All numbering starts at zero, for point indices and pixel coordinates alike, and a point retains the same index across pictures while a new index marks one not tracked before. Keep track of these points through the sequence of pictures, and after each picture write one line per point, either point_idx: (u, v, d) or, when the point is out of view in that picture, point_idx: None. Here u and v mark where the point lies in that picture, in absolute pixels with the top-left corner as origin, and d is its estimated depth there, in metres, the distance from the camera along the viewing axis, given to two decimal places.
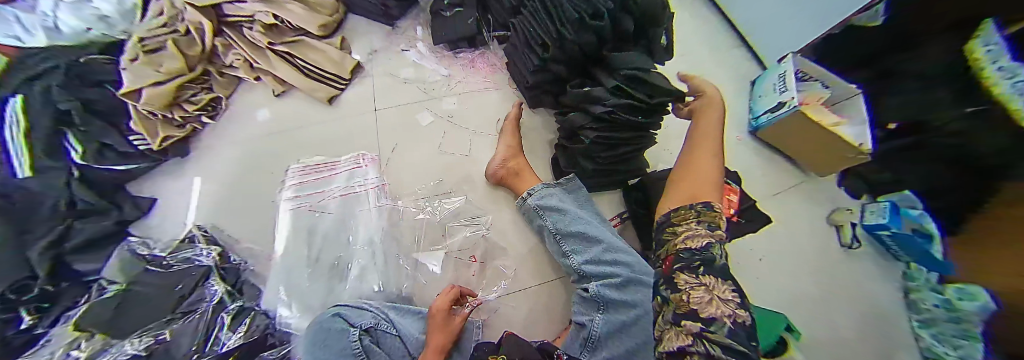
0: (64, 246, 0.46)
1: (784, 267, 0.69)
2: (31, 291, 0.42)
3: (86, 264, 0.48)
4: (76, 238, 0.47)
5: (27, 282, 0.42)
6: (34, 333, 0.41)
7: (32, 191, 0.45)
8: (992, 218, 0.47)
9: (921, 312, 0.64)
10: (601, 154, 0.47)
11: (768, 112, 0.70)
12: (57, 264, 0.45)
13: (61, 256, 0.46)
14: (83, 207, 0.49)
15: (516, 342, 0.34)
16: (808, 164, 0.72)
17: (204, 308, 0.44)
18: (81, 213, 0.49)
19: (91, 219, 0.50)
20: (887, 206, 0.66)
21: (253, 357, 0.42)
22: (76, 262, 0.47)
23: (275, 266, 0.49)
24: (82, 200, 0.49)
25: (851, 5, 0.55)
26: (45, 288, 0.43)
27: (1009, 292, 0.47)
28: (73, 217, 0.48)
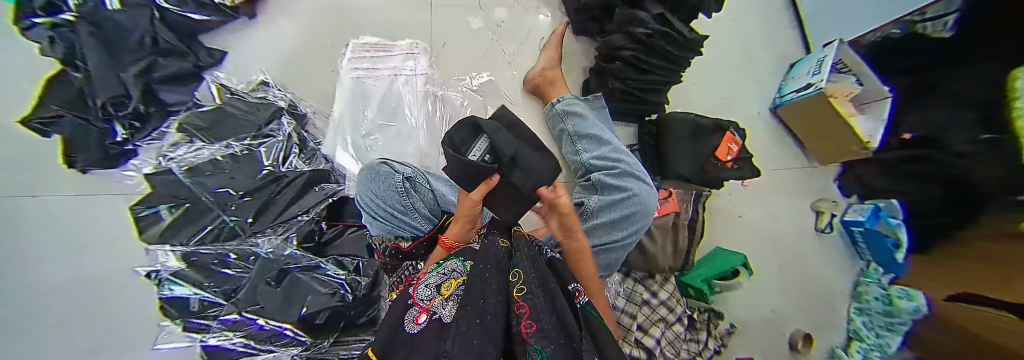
0: (153, 76, 0.50)
1: (753, 232, 0.80)
2: (125, 109, 0.47)
3: (171, 95, 0.52)
4: (163, 71, 0.51)
5: (123, 100, 0.46)
6: (125, 147, 0.51)
7: (120, 22, 0.47)
8: (992, 238, 0.50)
9: (861, 302, 0.72)
10: (633, 76, 0.58)
11: (795, 92, 0.76)
12: (149, 90, 0.49)
13: (152, 84, 0.50)
14: (165, 46, 0.52)
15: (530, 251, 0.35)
16: (814, 148, 0.80)
17: (280, 133, 0.55)
18: (164, 52, 0.52)
19: (172, 60, 0.53)
20: (871, 208, 0.73)
21: (319, 182, 0.57)
22: (161, 92, 0.51)
23: (335, 122, 0.59)
24: (164, 41, 0.52)
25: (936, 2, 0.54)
26: (137, 109, 0.49)
27: (970, 305, 0.52)
28: (157, 54, 0.51)
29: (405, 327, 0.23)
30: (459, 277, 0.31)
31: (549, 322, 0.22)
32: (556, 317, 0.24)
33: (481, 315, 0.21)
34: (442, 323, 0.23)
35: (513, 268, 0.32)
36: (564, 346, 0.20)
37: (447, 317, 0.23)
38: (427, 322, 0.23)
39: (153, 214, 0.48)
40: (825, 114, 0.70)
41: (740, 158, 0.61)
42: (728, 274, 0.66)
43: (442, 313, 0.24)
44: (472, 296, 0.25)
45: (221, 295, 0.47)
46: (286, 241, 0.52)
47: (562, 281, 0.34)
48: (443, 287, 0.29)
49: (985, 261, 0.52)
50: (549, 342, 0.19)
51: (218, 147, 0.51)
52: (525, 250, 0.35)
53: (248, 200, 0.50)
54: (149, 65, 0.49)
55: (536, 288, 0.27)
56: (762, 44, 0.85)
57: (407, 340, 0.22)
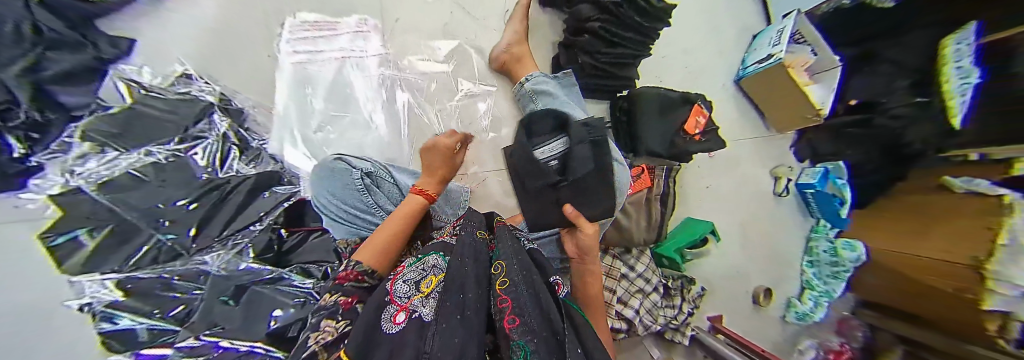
0: (43, 74, 0.39)
1: (721, 199, 0.83)
2: (16, 118, 0.37)
3: (69, 96, 0.42)
4: (56, 67, 0.40)
5: (9, 106, 0.36)
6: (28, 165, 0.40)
7: None
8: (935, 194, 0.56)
9: (812, 255, 0.80)
10: (601, 50, 0.57)
11: (756, 63, 0.78)
12: (39, 91, 0.39)
13: (42, 84, 0.39)
14: (52, 35, 0.40)
15: (510, 240, 0.35)
16: (773, 119, 0.84)
17: (214, 134, 0.48)
18: (53, 43, 0.40)
19: (64, 53, 0.41)
20: (820, 171, 0.78)
21: (268, 187, 0.50)
22: (59, 92, 0.41)
23: (279, 113, 0.54)
24: (48, 28, 0.40)
25: None
26: (30, 117, 0.38)
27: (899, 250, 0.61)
28: (43, 46, 0.39)
29: (382, 327, 0.21)
30: (439, 273, 0.29)
31: (533, 314, 0.23)
32: (538, 308, 0.24)
33: (460, 310, 0.20)
34: (422, 322, 0.21)
35: (496, 260, 0.32)
36: (548, 341, 0.21)
37: (429, 315, 0.21)
38: (407, 321, 0.21)
39: (68, 238, 0.40)
40: (784, 85, 0.73)
41: (706, 131, 0.63)
42: (699, 241, 0.70)
43: (422, 312, 0.22)
44: (449, 290, 0.23)
45: (171, 320, 0.40)
46: (240, 254, 0.46)
47: (544, 273, 0.34)
48: (423, 283, 0.27)
49: (923, 210, 0.59)
50: (531, 336, 0.20)
51: (138, 156, 0.43)
52: (506, 243, 0.34)
53: (189, 212, 0.43)
54: (36, 60, 0.38)
55: (519, 281, 0.27)
56: (727, 11, 0.85)
57: (385, 340, 0.20)
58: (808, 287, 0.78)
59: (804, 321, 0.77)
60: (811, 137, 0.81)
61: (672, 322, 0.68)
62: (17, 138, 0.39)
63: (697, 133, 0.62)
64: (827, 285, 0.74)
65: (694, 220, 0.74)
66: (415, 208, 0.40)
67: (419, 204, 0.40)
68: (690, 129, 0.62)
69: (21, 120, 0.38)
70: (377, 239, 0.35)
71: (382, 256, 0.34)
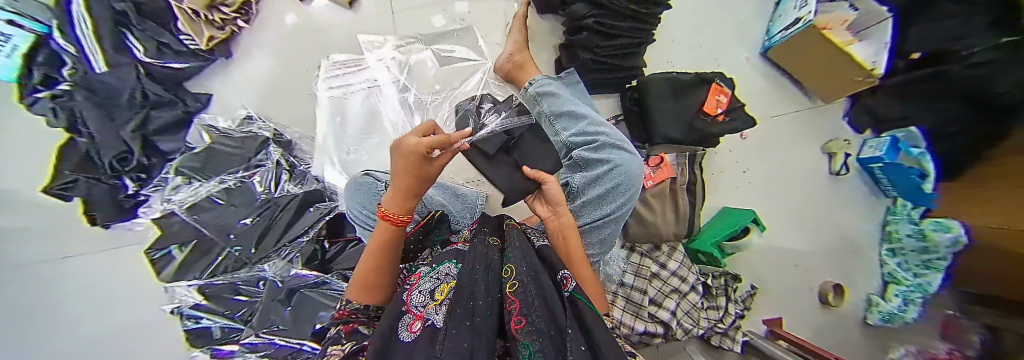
0: (148, 129, 0.52)
1: (761, 185, 0.75)
2: (130, 163, 0.50)
3: (167, 144, 0.55)
4: (156, 123, 0.53)
5: (126, 155, 0.50)
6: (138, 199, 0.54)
7: (111, 85, 0.50)
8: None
9: (891, 242, 0.68)
10: (600, 44, 0.56)
11: (782, 31, 0.71)
12: (145, 143, 0.52)
13: (147, 137, 0.52)
14: (155, 98, 0.53)
15: (520, 243, 0.34)
16: (819, 89, 0.74)
17: (268, 162, 0.57)
18: (155, 103, 0.54)
19: (163, 110, 0.54)
20: (888, 140, 0.67)
21: (311, 203, 0.57)
22: (158, 141, 0.54)
23: (319, 143, 0.61)
24: (153, 94, 0.53)
25: None
26: (140, 162, 0.51)
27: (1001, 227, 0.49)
28: (150, 106, 0.53)
29: (398, 335, 0.19)
30: (452, 280, 0.28)
31: (544, 314, 0.19)
32: (548, 308, 0.20)
33: (470, 316, 0.18)
34: (433, 328, 0.19)
35: (506, 265, 0.29)
36: (557, 339, 0.15)
37: (441, 323, 0.20)
38: (420, 330, 0.19)
39: (166, 254, 0.50)
40: (820, 49, 0.65)
41: (729, 110, 0.59)
42: (739, 233, 0.62)
43: (435, 318, 0.21)
44: (462, 298, 0.22)
45: (237, 320, 0.50)
46: (290, 262, 0.53)
47: (553, 271, 0.32)
48: (435, 292, 0.26)
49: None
50: (540, 336, 0.15)
51: (213, 184, 0.52)
52: (517, 248, 0.33)
53: (249, 228, 0.51)
54: (144, 118, 0.52)
55: (530, 282, 0.24)
56: None
57: (398, 351, 0.18)
58: (893, 281, 0.65)
59: (890, 323, 0.62)
60: (868, 103, 0.71)
61: (717, 325, 0.61)
62: (131, 179, 0.52)
63: (721, 113, 0.58)
64: (918, 278, 0.60)
65: (733, 211, 0.66)
66: (386, 235, 0.32)
67: (394, 232, 0.32)
68: (712, 109, 0.58)
69: (133, 165, 0.51)
70: (363, 273, 0.31)
71: (367, 288, 0.30)
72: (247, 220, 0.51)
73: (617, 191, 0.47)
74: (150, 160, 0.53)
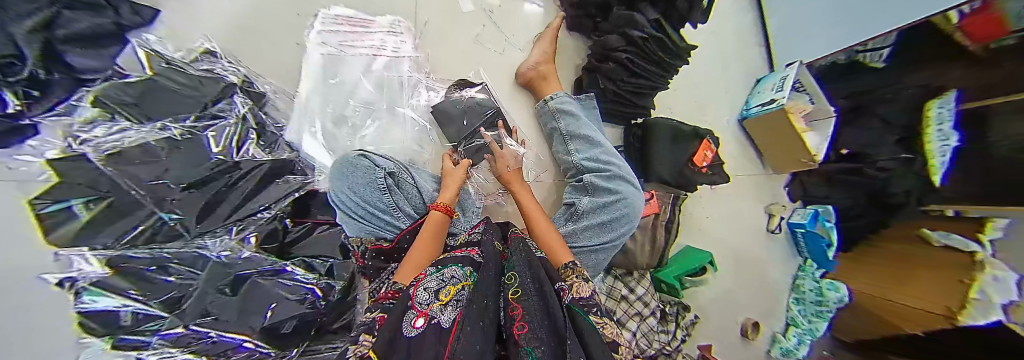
0: (55, 33, 0.38)
1: (715, 233, 0.86)
2: (19, 72, 0.34)
3: (79, 58, 0.40)
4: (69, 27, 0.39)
5: (14, 60, 0.33)
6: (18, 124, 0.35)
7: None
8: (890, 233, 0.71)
9: (797, 293, 0.86)
10: (626, 78, 0.59)
11: (759, 106, 0.83)
12: (48, 50, 0.37)
13: (52, 43, 0.37)
14: None
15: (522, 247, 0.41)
16: (772, 160, 0.89)
17: (230, 115, 0.48)
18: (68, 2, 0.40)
19: (81, 14, 0.41)
20: (811, 212, 0.85)
21: (280, 175, 0.50)
22: (69, 53, 0.39)
23: (300, 107, 0.54)
24: None
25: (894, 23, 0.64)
26: (35, 74, 0.35)
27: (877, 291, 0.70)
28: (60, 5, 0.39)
29: (402, 330, 0.27)
30: (457, 284, 0.35)
31: (540, 325, 0.27)
32: (545, 318, 0.28)
33: (481, 318, 0.27)
34: (439, 327, 0.26)
35: (508, 271, 0.37)
36: (551, 347, 0.25)
37: (446, 323, 0.27)
38: (425, 326, 0.27)
39: (65, 209, 0.32)
40: (783, 130, 0.79)
41: (714, 165, 0.65)
42: (696, 271, 0.70)
43: (440, 318, 0.28)
44: (469, 303, 0.29)
45: (158, 304, 0.36)
46: (243, 242, 0.45)
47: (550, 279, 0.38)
48: (441, 292, 0.32)
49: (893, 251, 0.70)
50: (538, 343, 0.24)
51: (150, 129, 0.41)
52: (517, 257, 0.39)
53: (194, 194, 0.40)
54: (51, 16, 0.38)
55: (533, 294, 0.32)
56: (733, 54, 0.91)
57: (406, 341, 0.26)
58: (794, 324, 0.84)
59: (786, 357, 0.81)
60: (802, 179, 0.88)
61: (667, 348, 0.67)
62: (15, 94, 0.34)
63: (704, 165, 0.63)
64: (811, 324, 0.80)
65: (692, 249, 0.75)
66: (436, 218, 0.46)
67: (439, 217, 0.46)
68: (700, 161, 0.63)
69: (24, 75, 0.34)
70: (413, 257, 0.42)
71: (411, 269, 0.41)
72: (185, 185, 0.40)
73: (615, 222, 0.49)
74: (53, 72, 0.37)
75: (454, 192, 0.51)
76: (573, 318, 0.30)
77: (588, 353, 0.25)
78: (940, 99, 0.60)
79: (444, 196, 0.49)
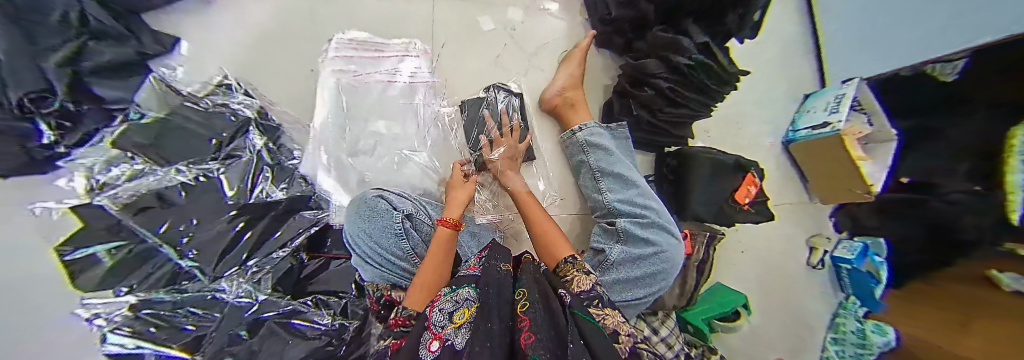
0: (84, 65, 0.38)
1: (748, 265, 0.81)
2: (51, 104, 0.34)
3: (107, 90, 0.40)
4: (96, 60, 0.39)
5: (47, 95, 0.33)
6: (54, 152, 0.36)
7: None
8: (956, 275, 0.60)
9: (836, 332, 0.77)
10: (664, 108, 0.54)
11: (808, 129, 0.75)
12: (76, 82, 0.37)
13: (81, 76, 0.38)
14: (96, 25, 0.39)
15: (532, 270, 0.37)
16: (817, 186, 0.81)
17: (246, 154, 0.47)
18: (96, 33, 0.39)
19: (106, 45, 0.40)
20: (859, 245, 0.77)
21: (294, 211, 0.49)
22: (95, 86, 0.39)
23: (315, 135, 0.52)
24: (94, 18, 0.39)
25: (957, 44, 0.56)
26: (65, 105, 0.36)
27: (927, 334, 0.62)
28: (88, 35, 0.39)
29: (419, 354, 0.23)
30: (471, 306, 0.30)
31: (546, 333, 0.23)
32: (554, 330, 0.24)
33: (488, 338, 0.22)
34: (453, 350, 0.22)
35: (518, 290, 0.33)
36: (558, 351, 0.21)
37: (460, 344, 0.23)
38: (438, 349, 0.23)
39: (89, 256, 0.33)
40: (834, 156, 0.70)
41: (756, 202, 0.58)
42: (730, 315, 0.65)
43: (455, 339, 0.24)
44: (480, 321, 0.25)
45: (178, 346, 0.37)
46: (257, 285, 0.46)
47: (555, 286, 0.35)
48: (456, 315, 0.29)
49: (954, 299, 0.60)
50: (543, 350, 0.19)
51: (166, 172, 0.41)
52: (528, 274, 0.36)
53: (207, 237, 0.39)
54: (80, 49, 0.38)
55: (537, 304, 0.28)
56: (774, 70, 0.85)
57: None
58: None
59: None
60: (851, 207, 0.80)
61: None
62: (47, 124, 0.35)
63: (746, 203, 0.57)
64: None
65: (723, 289, 0.69)
66: (444, 236, 0.44)
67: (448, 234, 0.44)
68: (742, 197, 0.57)
69: (54, 109, 0.35)
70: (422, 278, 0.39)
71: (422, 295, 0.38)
72: (188, 236, 0.38)
73: (652, 276, 0.44)
74: (81, 104, 0.38)
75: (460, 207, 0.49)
76: (578, 322, 0.26)
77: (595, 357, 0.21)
78: None
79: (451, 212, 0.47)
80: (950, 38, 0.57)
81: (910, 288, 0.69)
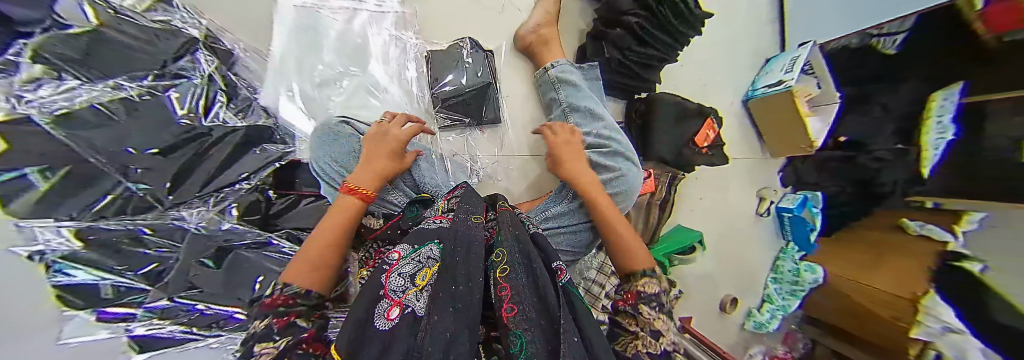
0: None
1: (704, 213, 0.88)
2: None
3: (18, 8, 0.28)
4: None
5: None
6: None
7: None
8: (851, 230, 0.77)
9: (776, 273, 0.88)
10: (635, 47, 0.59)
11: (764, 88, 0.82)
12: None
13: None
14: None
15: (510, 216, 0.43)
16: (770, 144, 0.89)
17: (195, 75, 0.45)
18: None
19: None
20: (800, 197, 0.86)
21: (255, 145, 0.48)
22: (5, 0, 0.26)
23: (272, 58, 0.50)
24: None
25: (909, 8, 0.63)
26: None
27: (841, 276, 0.74)
28: None
29: (375, 323, 0.24)
30: (433, 266, 0.33)
31: (527, 305, 0.28)
32: (534, 294, 0.30)
33: (454, 303, 0.26)
34: (414, 316, 0.25)
35: (495, 249, 0.36)
36: (545, 328, 0.26)
37: (422, 311, 0.26)
38: (399, 317, 0.25)
39: (17, 178, 0.26)
40: (786, 112, 0.79)
41: (713, 145, 0.64)
42: (686, 249, 0.73)
43: (415, 306, 0.27)
44: (443, 284, 0.29)
45: (140, 278, 0.36)
46: (222, 213, 0.45)
47: (547, 259, 0.37)
48: (417, 277, 0.31)
49: (852, 251, 0.75)
50: (526, 327, 0.25)
51: (108, 87, 0.36)
52: (507, 231, 0.39)
53: (163, 162, 0.38)
54: None
55: (520, 271, 0.32)
56: (743, 32, 0.88)
57: (377, 337, 0.23)
58: (768, 300, 0.87)
59: (760, 329, 0.85)
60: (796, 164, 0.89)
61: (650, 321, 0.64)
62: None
63: (705, 145, 0.63)
64: (784, 301, 0.84)
65: (681, 229, 0.76)
66: (351, 203, 0.35)
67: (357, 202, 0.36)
68: (700, 140, 0.62)
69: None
70: (310, 255, 0.29)
71: (316, 271, 0.28)
72: (134, 147, 0.35)
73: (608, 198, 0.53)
74: None
75: (382, 171, 0.41)
76: (570, 298, 0.31)
77: (586, 338, 0.26)
78: (946, 89, 0.59)
79: (362, 176, 0.38)
80: (900, 5, 0.65)
81: (830, 237, 0.81)
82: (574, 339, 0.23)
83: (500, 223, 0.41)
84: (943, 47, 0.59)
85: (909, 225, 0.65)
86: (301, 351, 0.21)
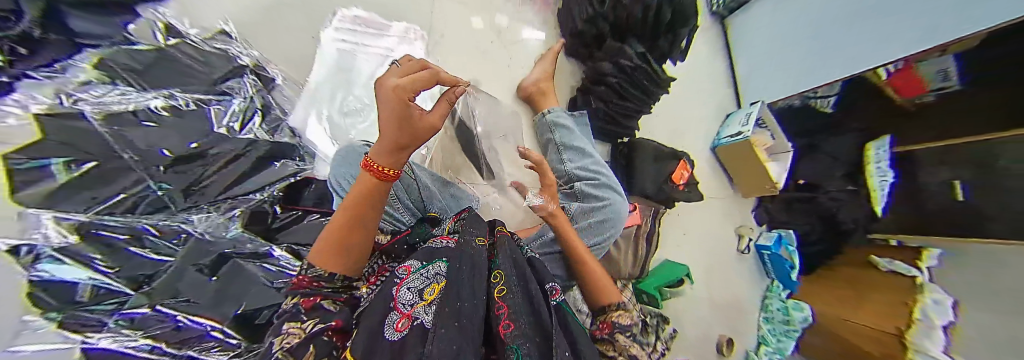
0: None
1: (691, 250, 0.92)
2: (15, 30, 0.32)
3: (82, 23, 0.37)
4: None
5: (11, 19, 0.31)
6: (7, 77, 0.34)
7: None
8: (827, 270, 0.82)
9: (768, 311, 0.92)
10: (615, 100, 0.70)
11: (728, 137, 0.95)
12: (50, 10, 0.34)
13: None
14: None
15: (508, 249, 0.42)
16: (742, 187, 0.99)
17: (238, 97, 0.50)
18: None
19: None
20: (775, 235, 0.93)
21: (276, 159, 0.51)
22: (72, 16, 0.36)
23: (308, 90, 0.57)
24: None
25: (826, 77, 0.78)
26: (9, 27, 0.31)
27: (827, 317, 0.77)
28: None
29: (384, 333, 0.23)
30: (442, 282, 0.31)
31: (525, 323, 0.28)
32: (532, 314, 0.30)
33: (460, 318, 0.24)
34: (423, 328, 0.23)
35: (494, 269, 0.37)
36: (541, 345, 0.26)
37: (430, 323, 0.24)
38: (408, 328, 0.24)
39: (37, 168, 0.32)
40: (748, 158, 0.90)
41: (689, 183, 0.72)
42: (674, 282, 0.75)
43: (424, 318, 0.25)
44: (449, 300, 0.27)
45: (126, 281, 0.35)
46: (230, 220, 0.45)
47: (542, 282, 0.39)
48: (425, 292, 0.29)
49: (829, 292, 0.79)
50: (522, 341, 0.25)
51: (155, 96, 0.42)
52: (505, 254, 0.40)
53: (179, 175, 0.41)
54: None
55: (517, 291, 0.33)
56: (707, 93, 1.05)
57: (384, 347, 0.22)
58: (765, 343, 0.88)
59: None
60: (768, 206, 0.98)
61: None
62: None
63: (682, 182, 0.71)
64: (780, 344, 0.85)
65: (668, 263, 0.80)
66: (367, 188, 0.27)
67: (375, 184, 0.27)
68: (677, 178, 0.70)
69: (14, 32, 0.32)
70: (332, 239, 0.28)
71: (343, 260, 0.29)
72: (168, 150, 0.40)
73: (601, 225, 0.57)
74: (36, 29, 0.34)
75: (399, 146, 0.25)
76: (563, 319, 0.32)
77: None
78: (876, 140, 0.72)
79: (378, 153, 0.26)
80: (819, 73, 0.80)
81: (812, 273, 0.84)
82: (563, 354, 0.25)
83: (498, 245, 0.42)
84: (869, 107, 0.71)
85: (876, 261, 0.71)
86: (323, 338, 0.22)
